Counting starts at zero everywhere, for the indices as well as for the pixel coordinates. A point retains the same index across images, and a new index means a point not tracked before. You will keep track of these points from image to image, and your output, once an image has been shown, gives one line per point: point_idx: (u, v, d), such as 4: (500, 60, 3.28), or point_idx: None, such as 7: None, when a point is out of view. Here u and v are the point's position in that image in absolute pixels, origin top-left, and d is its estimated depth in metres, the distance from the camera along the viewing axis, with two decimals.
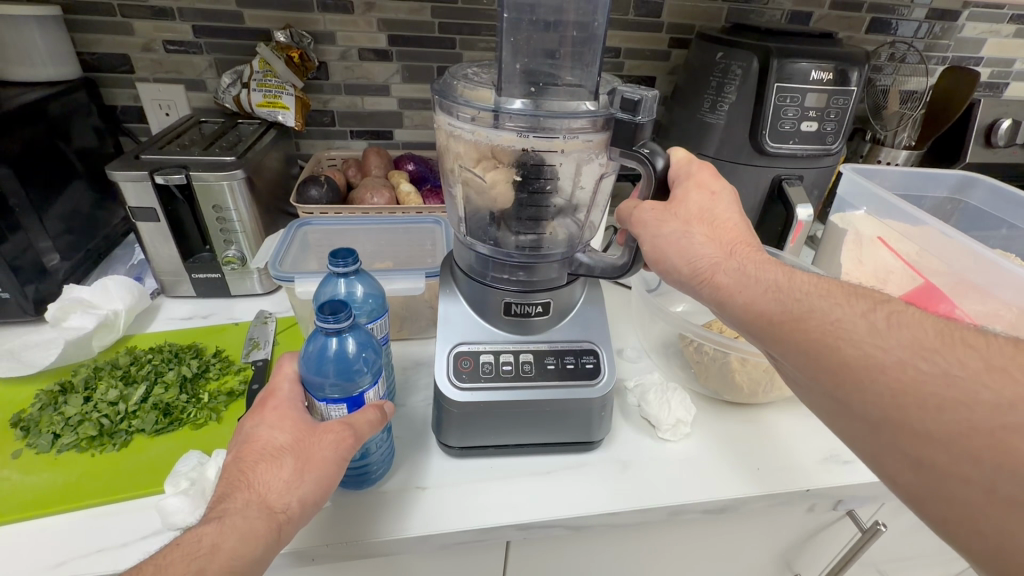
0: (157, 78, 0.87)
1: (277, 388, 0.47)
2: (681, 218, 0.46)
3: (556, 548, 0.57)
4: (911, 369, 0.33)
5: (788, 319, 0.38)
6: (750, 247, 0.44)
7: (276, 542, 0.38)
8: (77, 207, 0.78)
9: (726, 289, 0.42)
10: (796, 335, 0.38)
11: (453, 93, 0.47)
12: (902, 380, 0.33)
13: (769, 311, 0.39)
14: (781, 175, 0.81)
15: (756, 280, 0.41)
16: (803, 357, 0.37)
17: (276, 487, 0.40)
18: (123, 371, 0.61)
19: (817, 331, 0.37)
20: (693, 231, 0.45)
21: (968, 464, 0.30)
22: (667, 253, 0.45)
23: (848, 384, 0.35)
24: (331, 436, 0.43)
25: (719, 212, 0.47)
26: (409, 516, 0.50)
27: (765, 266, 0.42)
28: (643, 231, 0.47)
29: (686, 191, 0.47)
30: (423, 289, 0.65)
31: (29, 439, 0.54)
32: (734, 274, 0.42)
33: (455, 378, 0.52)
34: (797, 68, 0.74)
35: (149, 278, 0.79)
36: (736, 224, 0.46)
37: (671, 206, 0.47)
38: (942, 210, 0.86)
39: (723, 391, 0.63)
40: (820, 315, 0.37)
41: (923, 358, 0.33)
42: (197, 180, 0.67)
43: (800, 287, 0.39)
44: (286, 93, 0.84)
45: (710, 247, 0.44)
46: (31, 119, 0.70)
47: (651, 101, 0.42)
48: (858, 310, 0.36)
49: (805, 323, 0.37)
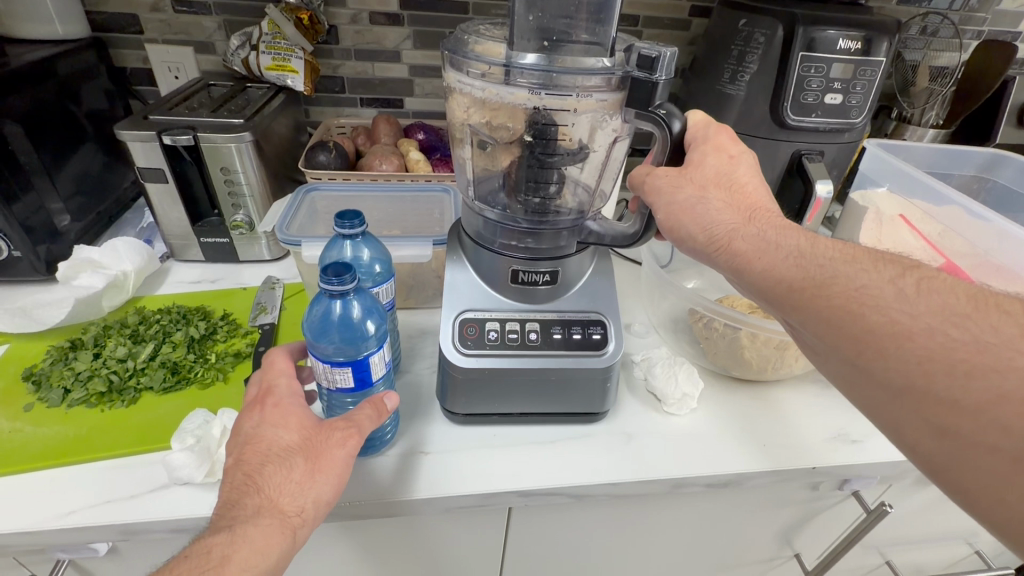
0: (166, 40, 0.86)
1: (275, 386, 0.46)
2: (697, 182, 0.44)
3: (558, 516, 0.57)
4: (939, 336, 0.32)
5: (810, 286, 0.37)
6: (769, 212, 0.43)
7: (292, 544, 0.38)
8: (88, 169, 0.78)
9: (743, 258, 0.41)
10: (817, 304, 0.36)
11: (464, 49, 0.45)
12: (927, 350, 0.32)
13: (789, 278, 0.38)
14: (801, 150, 0.79)
15: (775, 246, 0.40)
16: (821, 328, 0.36)
17: (287, 490, 0.39)
18: (132, 330, 0.61)
19: (840, 299, 0.35)
20: (708, 196, 0.44)
21: (996, 433, 0.29)
22: (682, 220, 0.44)
23: (870, 352, 0.34)
24: (338, 435, 0.43)
25: (736, 176, 0.45)
26: (413, 479, 0.50)
27: (785, 232, 0.41)
28: (658, 198, 0.45)
29: (702, 154, 0.46)
30: (430, 257, 0.64)
31: (40, 393, 0.55)
32: (753, 242, 0.41)
33: (461, 344, 0.52)
34: (824, 37, 0.70)
35: (158, 241, 0.80)
36: (755, 190, 0.45)
37: (687, 171, 0.45)
38: (969, 189, 0.83)
39: (732, 367, 0.62)
40: (843, 282, 0.36)
41: (952, 326, 0.31)
42: (205, 142, 0.66)
43: (823, 252, 0.38)
44: (295, 56, 0.82)
45: (728, 213, 0.43)
46: (40, 78, 0.70)
47: (669, 59, 0.40)
48: (885, 276, 0.35)
49: (827, 291, 0.36)
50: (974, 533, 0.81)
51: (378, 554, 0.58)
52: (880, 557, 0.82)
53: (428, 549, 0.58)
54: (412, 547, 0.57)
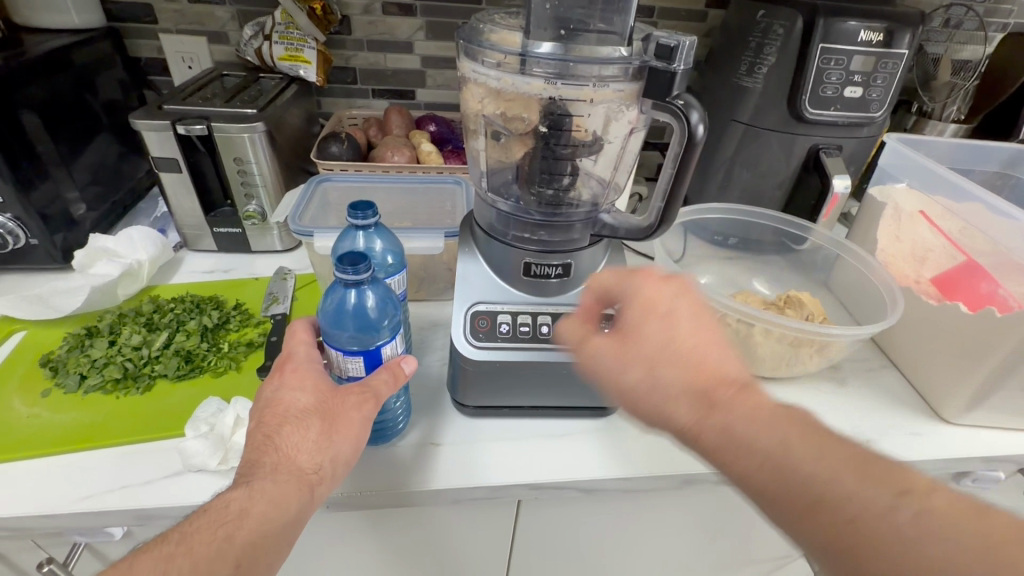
0: (180, 30, 0.86)
1: (294, 351, 0.46)
2: (627, 328, 0.42)
3: (568, 511, 0.57)
4: (956, 545, 0.27)
5: (799, 494, 0.32)
6: (734, 389, 0.37)
7: (310, 501, 0.39)
8: (103, 159, 0.79)
9: (715, 434, 0.36)
10: (811, 511, 0.31)
11: (479, 38, 0.45)
12: (936, 574, 0.27)
13: (714, 420, 0.36)
14: (819, 145, 0.77)
15: (750, 446, 0.35)
16: (794, 496, 0.32)
17: (305, 449, 0.40)
18: (147, 318, 0.62)
19: (837, 514, 0.30)
20: (645, 369, 0.40)
21: None
22: (638, 402, 0.40)
23: (803, 509, 0.32)
24: (354, 397, 0.43)
25: (682, 342, 0.39)
26: (424, 470, 0.50)
27: (763, 405, 0.36)
28: (606, 384, 0.42)
29: (638, 332, 0.40)
30: (442, 249, 0.64)
31: (58, 379, 0.55)
32: (729, 410, 0.36)
33: (473, 337, 0.52)
34: (845, 28, 0.69)
35: (172, 231, 0.80)
36: (712, 346, 0.40)
37: (634, 352, 0.40)
38: (992, 185, 0.81)
39: (745, 363, 0.62)
40: (832, 491, 0.31)
41: (965, 546, 0.27)
42: (218, 132, 0.66)
43: (745, 403, 0.37)
44: (308, 47, 0.82)
45: (689, 412, 0.37)
46: (56, 67, 0.70)
47: (688, 48, 0.40)
48: (887, 494, 0.30)
49: (821, 494, 0.31)
50: None
51: (387, 544, 0.58)
52: None
53: (437, 540, 0.58)
54: (420, 537, 0.58)
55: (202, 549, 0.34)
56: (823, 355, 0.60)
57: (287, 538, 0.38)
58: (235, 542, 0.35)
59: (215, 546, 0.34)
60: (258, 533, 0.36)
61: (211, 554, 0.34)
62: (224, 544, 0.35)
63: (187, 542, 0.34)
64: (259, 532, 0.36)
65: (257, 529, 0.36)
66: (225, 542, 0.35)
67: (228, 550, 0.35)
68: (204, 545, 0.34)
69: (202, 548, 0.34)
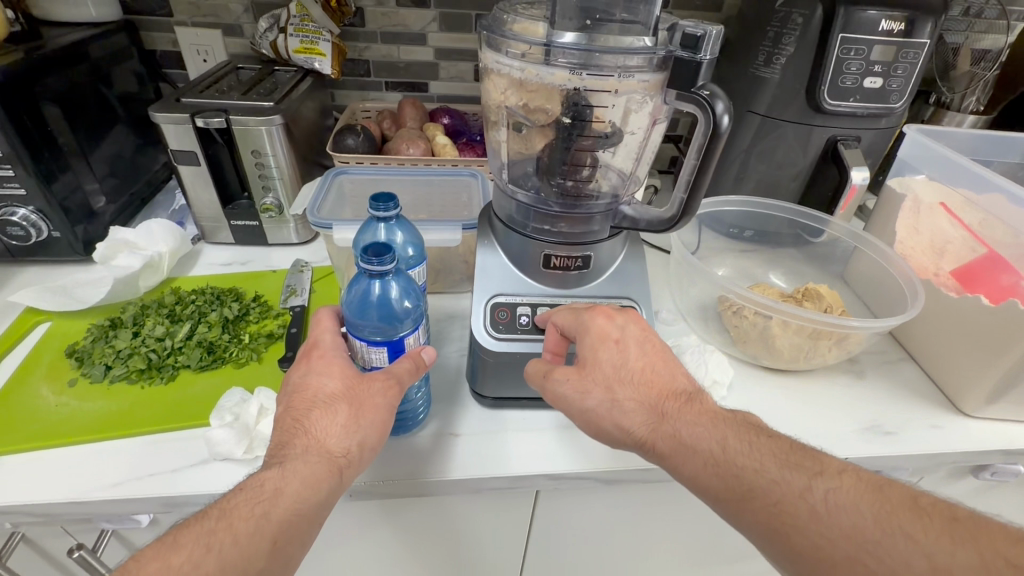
0: (194, 23, 0.86)
1: (320, 340, 0.47)
2: (592, 346, 0.46)
3: (585, 501, 0.57)
4: (849, 518, 0.34)
5: (738, 492, 0.38)
6: (679, 402, 0.43)
7: (339, 483, 0.40)
8: (121, 152, 0.79)
9: (667, 440, 0.41)
10: (750, 508, 0.37)
11: (502, 28, 0.45)
12: (845, 539, 0.33)
13: (664, 432, 0.42)
14: (837, 136, 0.76)
15: (693, 449, 0.40)
16: (729, 490, 0.38)
17: (334, 433, 0.41)
18: (169, 309, 0.62)
19: (768, 508, 0.36)
20: (616, 398, 0.44)
21: None
22: (601, 427, 0.44)
23: (741, 499, 0.37)
24: (379, 383, 0.43)
25: (632, 364, 0.45)
26: (445, 460, 0.51)
27: (704, 418, 0.42)
28: (565, 404, 0.45)
29: (593, 353, 0.45)
30: (459, 241, 0.64)
31: (84, 369, 0.56)
32: (677, 432, 0.41)
33: (493, 328, 0.52)
34: (866, 17, 0.68)
35: (189, 223, 0.81)
36: (653, 370, 0.46)
37: (586, 372, 0.45)
38: (1013, 176, 0.80)
39: (762, 356, 0.62)
40: (762, 489, 0.37)
41: (851, 512, 0.34)
42: (236, 125, 0.67)
43: (689, 411, 0.42)
44: (323, 39, 0.82)
45: (641, 420, 0.43)
46: (75, 60, 0.71)
47: (715, 37, 0.39)
48: (801, 483, 0.36)
49: (758, 496, 0.37)
50: None
51: (406, 533, 0.59)
52: None
53: (455, 528, 0.59)
54: (439, 526, 0.58)
55: (241, 527, 0.35)
56: (842, 348, 0.60)
57: (319, 516, 0.39)
58: (272, 519, 0.36)
59: (253, 523, 0.35)
60: (292, 511, 0.37)
61: (250, 531, 0.35)
62: (260, 522, 0.35)
63: (225, 519, 0.35)
64: (294, 509, 0.37)
65: (292, 507, 0.37)
66: (262, 520, 0.36)
67: (265, 528, 0.35)
68: (242, 523, 0.35)
69: (241, 525, 0.35)
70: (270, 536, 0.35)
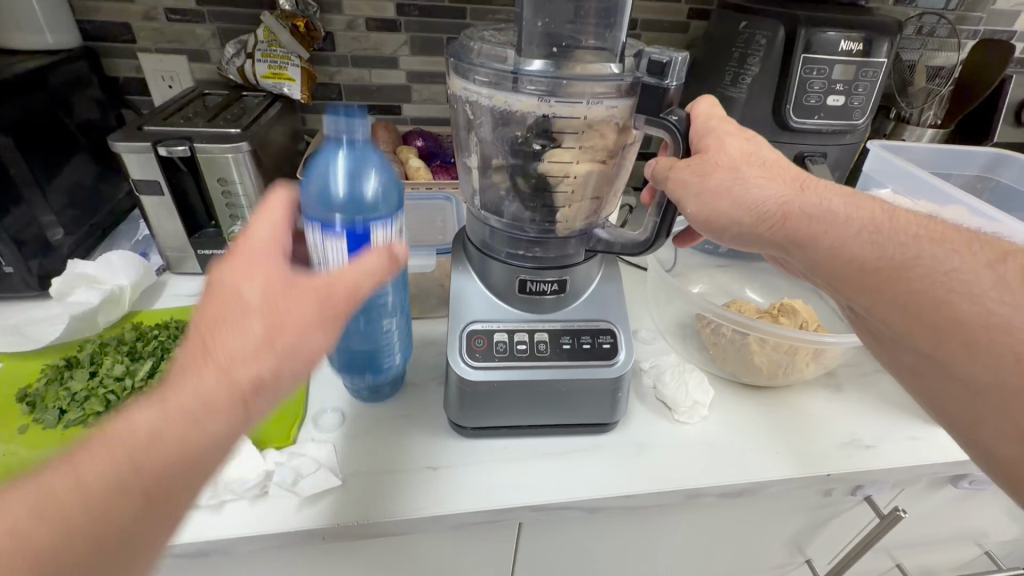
0: (159, 48, 0.84)
1: (269, 206, 0.39)
2: (727, 164, 0.41)
3: (570, 530, 0.56)
4: (999, 300, 0.32)
5: (888, 267, 0.35)
6: (813, 188, 0.40)
7: (149, 479, 0.30)
8: (81, 181, 0.76)
9: (804, 222, 0.38)
10: (896, 285, 0.35)
11: (470, 55, 0.44)
12: (999, 317, 0.32)
13: (805, 227, 0.38)
14: (804, 152, 0.78)
15: (844, 221, 0.38)
16: (879, 272, 0.36)
17: (185, 399, 0.31)
18: (129, 347, 0.60)
19: (925, 283, 0.34)
20: (744, 174, 0.40)
21: (983, 358, 0.32)
22: (721, 208, 0.40)
23: (891, 282, 0.35)
24: (255, 334, 0.33)
25: (763, 155, 0.43)
26: (422, 496, 0.49)
27: (854, 204, 0.38)
28: (686, 187, 0.41)
29: (719, 140, 0.43)
30: (433, 266, 0.63)
31: (35, 414, 0.53)
32: (814, 217, 0.38)
33: (468, 356, 0.51)
34: (825, 39, 0.70)
35: (154, 253, 0.78)
36: (789, 173, 0.42)
37: (709, 156, 0.42)
38: (972, 188, 0.83)
39: (742, 374, 0.62)
40: (929, 265, 0.34)
41: (1001, 294, 0.32)
42: (200, 153, 0.65)
43: (856, 214, 0.38)
44: (292, 64, 0.81)
45: (776, 187, 0.40)
46: (30, 88, 0.68)
47: (681, 64, 0.40)
48: (979, 261, 0.34)
49: (909, 273, 0.35)
50: (983, 534, 0.81)
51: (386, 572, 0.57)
52: (891, 560, 0.81)
53: (437, 565, 0.57)
54: (422, 563, 0.56)
55: (89, 474, 0.29)
56: (819, 362, 0.60)
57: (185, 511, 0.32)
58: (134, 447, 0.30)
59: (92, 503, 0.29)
60: (162, 464, 0.30)
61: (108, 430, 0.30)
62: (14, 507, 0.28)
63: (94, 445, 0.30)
64: (168, 459, 0.30)
65: (180, 408, 0.31)
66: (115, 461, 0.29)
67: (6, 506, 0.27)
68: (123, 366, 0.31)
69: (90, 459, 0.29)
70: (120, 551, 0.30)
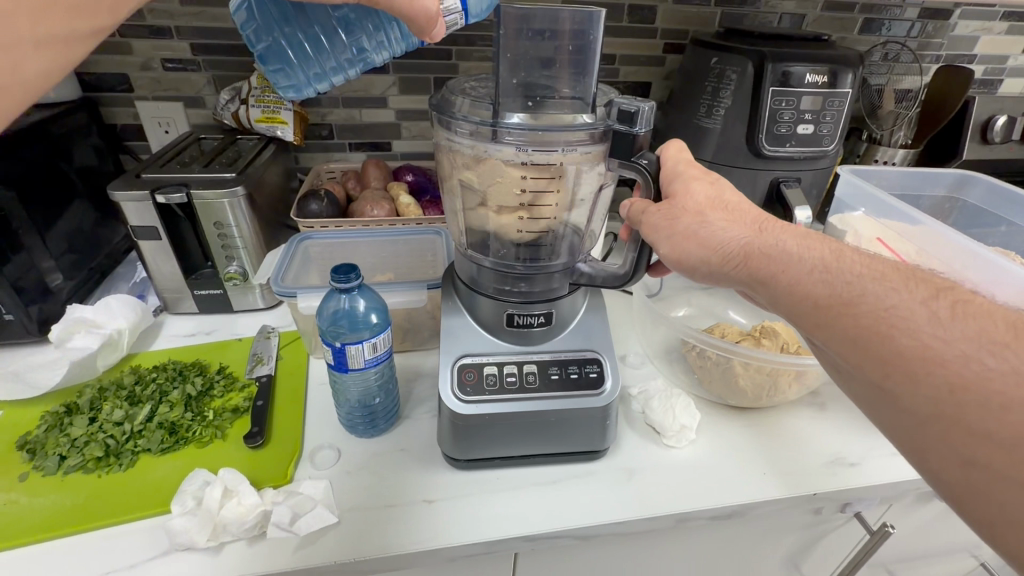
0: (156, 96, 0.88)
1: None
2: (691, 209, 0.45)
3: (565, 559, 0.57)
4: (936, 332, 0.34)
5: (836, 303, 0.38)
6: (771, 230, 0.44)
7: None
8: (79, 227, 0.78)
9: (762, 261, 0.42)
10: (843, 320, 0.37)
11: (451, 108, 0.47)
12: (936, 350, 0.33)
13: (764, 266, 0.42)
14: (779, 177, 0.81)
15: (797, 260, 0.41)
16: (828, 306, 0.38)
17: None
18: (128, 391, 0.61)
19: (870, 318, 0.36)
20: (708, 218, 0.44)
21: (923, 388, 0.34)
22: (688, 250, 0.44)
23: (839, 316, 0.38)
24: None
25: (727, 198, 0.46)
26: (417, 530, 0.50)
27: (807, 244, 0.42)
28: (656, 231, 0.45)
29: (686, 184, 0.46)
30: (425, 301, 0.65)
31: (36, 461, 0.54)
32: (772, 257, 0.42)
33: (460, 391, 0.52)
34: (792, 72, 0.74)
35: (152, 295, 0.80)
36: (751, 216, 0.45)
37: (676, 202, 0.45)
38: (941, 208, 0.87)
39: (728, 396, 0.64)
40: (872, 301, 0.37)
41: (938, 327, 0.34)
42: (197, 198, 0.67)
43: (810, 253, 0.41)
44: (285, 108, 0.84)
45: (737, 229, 0.44)
46: (31, 140, 0.70)
47: (648, 112, 0.43)
48: (917, 298, 0.36)
49: (854, 309, 0.37)
50: (977, 545, 0.82)
51: None
52: None
53: None
54: None
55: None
56: (801, 383, 0.62)
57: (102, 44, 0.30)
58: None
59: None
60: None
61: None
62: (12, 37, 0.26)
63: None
64: None
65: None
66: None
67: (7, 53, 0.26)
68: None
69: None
70: (19, 35, 0.26)
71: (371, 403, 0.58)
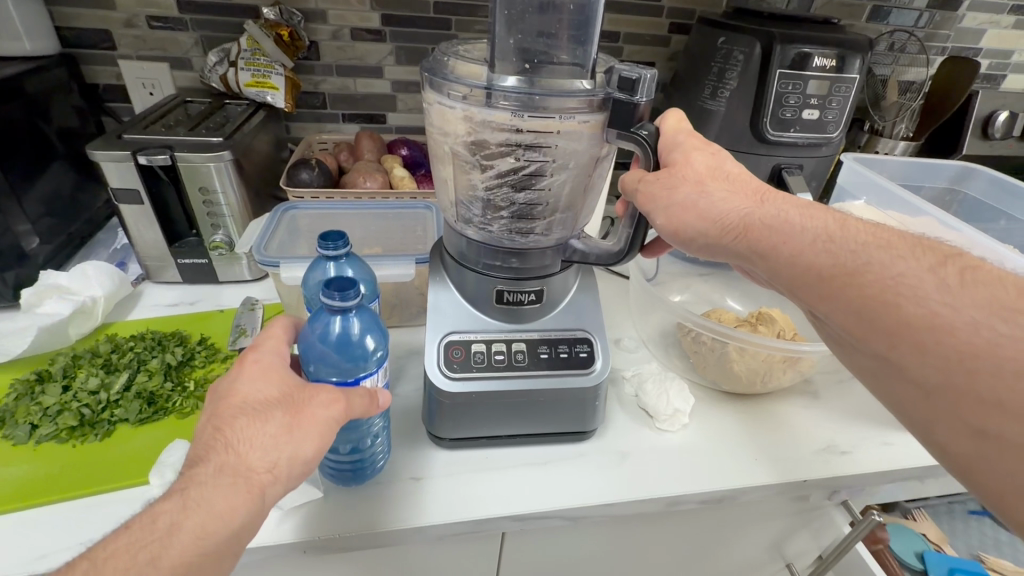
0: (140, 55, 0.84)
1: (261, 345, 0.43)
2: (691, 179, 0.43)
3: (552, 539, 0.56)
4: (945, 303, 0.33)
5: (840, 274, 0.37)
6: (772, 202, 0.43)
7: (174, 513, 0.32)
8: (58, 190, 0.75)
9: (765, 232, 0.41)
10: (848, 290, 0.37)
11: (444, 70, 0.45)
12: (941, 317, 0.33)
13: (764, 239, 0.41)
14: (781, 164, 0.80)
15: (801, 230, 0.40)
16: (831, 278, 0.37)
17: (258, 444, 0.36)
18: (104, 359, 0.59)
19: (874, 288, 0.36)
20: (708, 189, 0.43)
21: (934, 358, 0.33)
22: (687, 221, 0.43)
23: (843, 288, 0.37)
24: (253, 422, 0.37)
25: (726, 169, 0.45)
26: (402, 507, 0.48)
27: (809, 215, 0.41)
28: (655, 202, 0.44)
29: (685, 155, 0.45)
30: (413, 276, 0.63)
31: (6, 430, 0.52)
32: (772, 227, 0.41)
33: (446, 367, 0.51)
34: (799, 54, 0.72)
35: (132, 264, 0.77)
36: (751, 187, 0.44)
37: (676, 170, 0.44)
38: (941, 200, 0.86)
39: (722, 381, 0.63)
40: (878, 271, 0.36)
41: (946, 298, 0.34)
42: (182, 162, 0.64)
43: (814, 224, 0.40)
44: (275, 73, 0.81)
45: (737, 200, 0.43)
46: (7, 95, 0.67)
47: (649, 80, 0.41)
48: (924, 266, 0.35)
49: (860, 279, 0.36)
50: None
51: None
52: None
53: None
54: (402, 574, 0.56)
55: None
56: (795, 369, 0.61)
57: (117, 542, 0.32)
58: None
59: None
60: (194, 551, 0.32)
61: None
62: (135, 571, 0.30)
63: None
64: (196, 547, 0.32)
65: (212, 516, 0.33)
66: None
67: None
68: None
69: None
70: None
71: (363, 451, 0.48)
